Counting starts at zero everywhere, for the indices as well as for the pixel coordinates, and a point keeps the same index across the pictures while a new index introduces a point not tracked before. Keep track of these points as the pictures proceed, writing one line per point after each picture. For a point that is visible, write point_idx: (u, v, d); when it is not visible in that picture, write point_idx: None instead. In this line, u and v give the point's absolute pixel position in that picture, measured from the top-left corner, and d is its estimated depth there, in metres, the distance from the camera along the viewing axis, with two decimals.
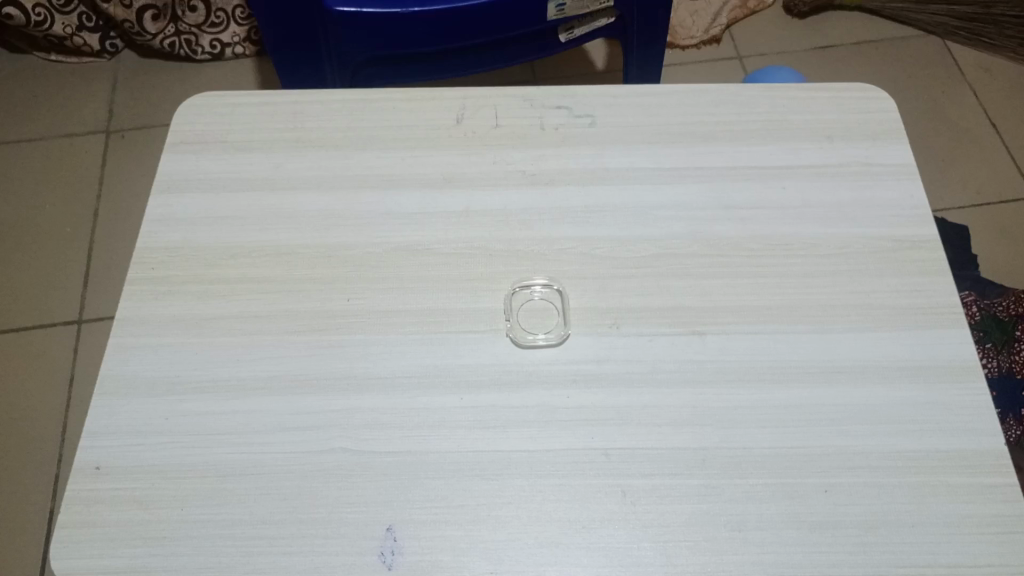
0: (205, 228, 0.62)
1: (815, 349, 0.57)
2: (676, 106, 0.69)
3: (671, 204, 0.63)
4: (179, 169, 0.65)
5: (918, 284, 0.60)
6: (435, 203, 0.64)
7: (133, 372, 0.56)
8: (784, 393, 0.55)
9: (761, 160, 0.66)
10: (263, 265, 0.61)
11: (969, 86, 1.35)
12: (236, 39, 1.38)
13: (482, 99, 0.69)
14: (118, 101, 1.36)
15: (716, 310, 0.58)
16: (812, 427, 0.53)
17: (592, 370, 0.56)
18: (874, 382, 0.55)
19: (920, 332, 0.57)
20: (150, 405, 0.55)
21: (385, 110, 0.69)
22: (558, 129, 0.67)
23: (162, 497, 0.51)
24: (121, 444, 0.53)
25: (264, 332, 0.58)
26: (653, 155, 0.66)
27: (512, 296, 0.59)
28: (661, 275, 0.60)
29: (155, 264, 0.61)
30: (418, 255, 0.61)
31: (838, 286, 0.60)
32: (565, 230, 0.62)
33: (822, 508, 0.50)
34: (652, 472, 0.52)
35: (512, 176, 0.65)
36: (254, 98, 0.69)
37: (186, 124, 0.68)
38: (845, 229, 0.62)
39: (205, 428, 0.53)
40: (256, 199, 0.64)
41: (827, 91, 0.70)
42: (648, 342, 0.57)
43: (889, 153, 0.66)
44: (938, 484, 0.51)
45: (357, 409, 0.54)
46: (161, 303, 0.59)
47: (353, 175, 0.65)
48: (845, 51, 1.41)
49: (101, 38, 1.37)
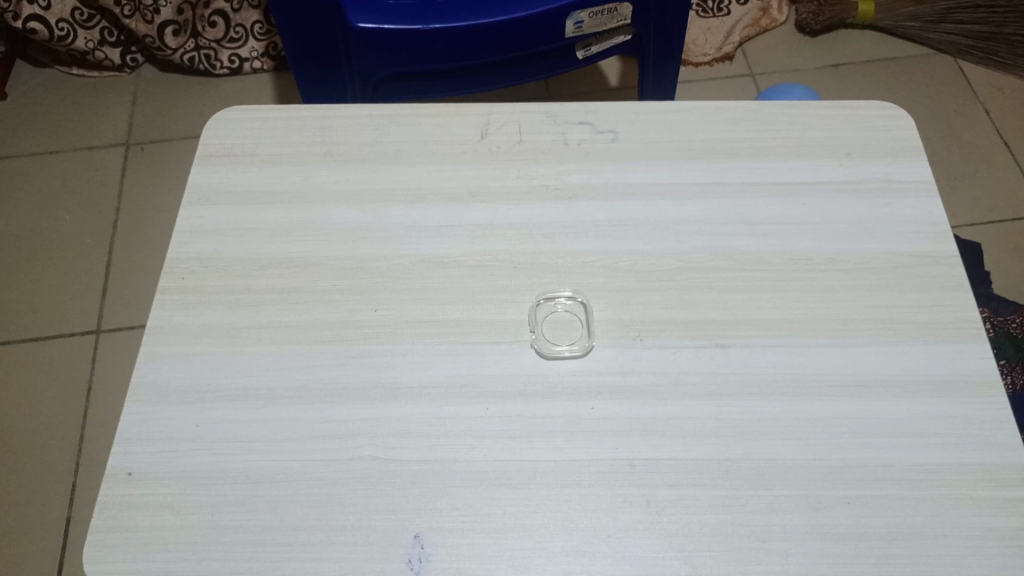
0: (234, 240, 0.64)
1: (837, 362, 0.57)
2: (697, 123, 0.70)
3: (692, 218, 0.64)
4: (208, 181, 0.67)
5: (937, 299, 0.60)
6: (460, 216, 0.65)
7: (164, 380, 0.57)
8: (807, 405, 0.55)
9: (781, 176, 0.66)
10: (291, 276, 0.62)
11: (982, 106, 1.36)
12: (255, 54, 1.40)
13: (505, 115, 0.70)
14: (138, 114, 1.38)
15: (739, 324, 0.59)
16: (834, 439, 0.54)
17: (617, 381, 0.56)
18: (895, 396, 0.56)
19: (942, 346, 0.58)
20: (181, 412, 0.56)
21: (410, 126, 0.70)
22: (580, 144, 0.68)
23: (193, 502, 0.52)
24: (153, 451, 0.54)
25: (294, 341, 0.59)
26: (674, 171, 0.67)
27: (537, 307, 0.60)
28: (683, 289, 0.61)
29: (184, 274, 0.62)
30: (443, 266, 0.62)
31: (859, 300, 0.60)
32: (588, 244, 0.63)
33: (845, 520, 0.51)
34: (677, 482, 0.52)
35: (536, 190, 0.66)
36: (282, 112, 0.71)
37: (216, 138, 0.69)
38: (866, 245, 0.63)
39: (236, 436, 0.55)
40: (285, 211, 0.65)
41: (846, 109, 0.71)
42: (671, 354, 0.57)
43: (909, 170, 0.67)
44: (961, 497, 0.52)
45: (385, 418, 0.55)
46: (192, 312, 0.60)
47: (380, 188, 0.66)
48: (856, 69, 1.42)
49: (122, 52, 1.39)
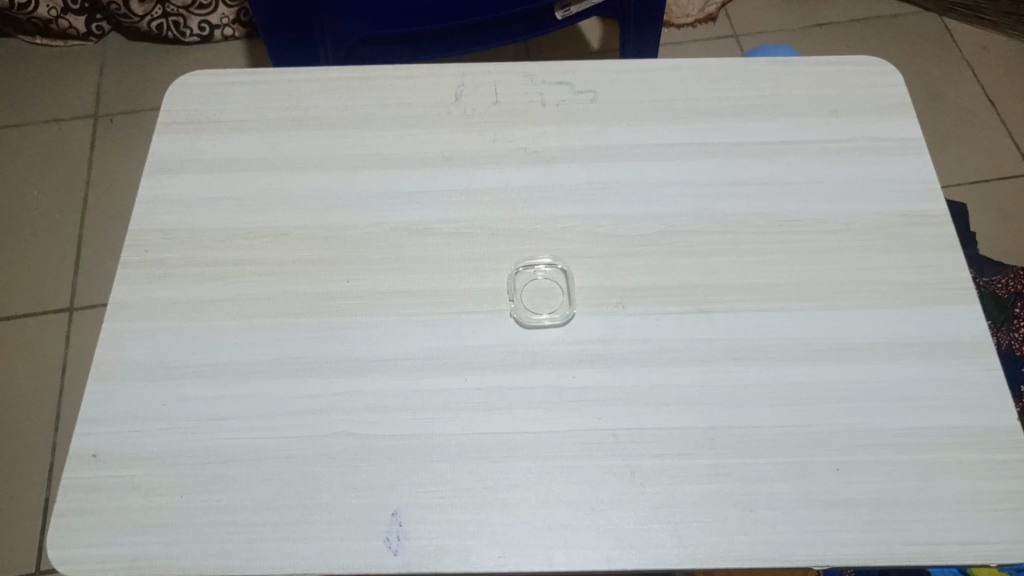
0: (199, 210, 0.61)
1: (824, 326, 0.56)
2: (679, 82, 0.67)
3: (675, 181, 0.62)
4: (172, 149, 0.64)
5: (926, 260, 0.59)
6: (435, 182, 0.62)
7: (131, 357, 0.55)
8: (794, 371, 0.54)
9: (765, 136, 0.64)
10: (259, 248, 0.59)
11: (967, 64, 1.34)
12: (225, 21, 1.35)
13: (480, 76, 0.68)
14: (106, 85, 1.33)
15: (724, 288, 0.57)
16: (821, 405, 0.53)
17: (599, 350, 0.55)
18: (884, 360, 0.54)
19: (930, 308, 0.57)
20: (149, 390, 0.54)
21: (381, 88, 0.67)
22: (559, 106, 0.66)
23: (163, 483, 0.50)
24: (119, 431, 0.52)
25: (265, 314, 0.56)
26: (657, 132, 0.64)
27: (516, 276, 0.58)
28: (667, 253, 0.59)
29: (149, 248, 0.59)
30: (418, 235, 0.60)
31: (846, 263, 0.59)
32: (568, 209, 0.61)
33: (833, 487, 0.50)
34: (661, 453, 0.51)
35: (512, 154, 0.63)
36: (249, 76, 0.68)
37: (180, 104, 0.66)
38: (854, 205, 0.61)
39: (205, 413, 0.53)
40: (253, 180, 0.62)
41: (832, 65, 0.68)
42: (654, 321, 0.56)
43: (896, 128, 0.65)
44: (950, 461, 0.51)
45: (361, 392, 0.53)
46: (157, 287, 0.58)
47: (352, 154, 0.64)
48: (841, 29, 1.39)
49: (87, 20, 1.34)
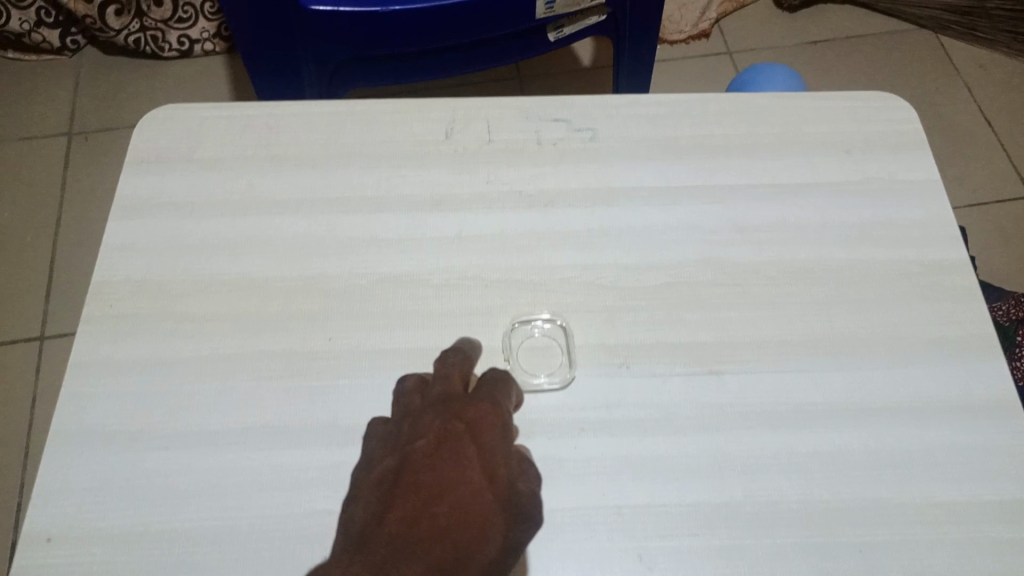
0: (169, 258, 0.56)
1: (844, 388, 0.52)
2: (682, 117, 0.63)
3: (681, 226, 0.58)
4: (140, 190, 0.59)
5: (949, 312, 0.55)
6: (424, 227, 0.58)
7: (90, 424, 0.50)
8: (812, 437, 0.50)
9: (775, 177, 0.60)
10: (234, 300, 0.55)
11: (965, 83, 1.31)
12: (206, 35, 1.30)
13: (472, 110, 0.63)
14: (82, 101, 1.28)
15: (735, 345, 0.53)
16: (843, 476, 0.49)
17: (602, 416, 0.51)
18: (908, 425, 0.51)
19: (955, 367, 0.53)
20: (110, 462, 0.49)
21: (366, 124, 0.63)
22: (557, 143, 0.62)
23: (125, 568, 0.46)
24: (77, 508, 0.47)
25: (239, 375, 0.52)
26: (660, 173, 0.61)
27: (512, 332, 0.54)
28: (673, 306, 0.55)
29: (113, 300, 0.55)
30: (407, 285, 0.56)
31: (865, 316, 0.55)
32: (567, 257, 0.57)
33: (856, 569, 0.46)
34: (670, 531, 0.47)
35: (507, 196, 0.59)
36: (224, 109, 0.63)
37: (149, 140, 0.62)
38: (871, 253, 0.57)
39: (172, 488, 0.48)
40: (227, 225, 0.58)
41: (845, 100, 0.64)
42: (661, 384, 0.52)
43: (913, 168, 0.61)
44: (981, 538, 0.47)
45: (344, 464, 0.49)
46: (122, 343, 0.53)
47: (334, 196, 0.59)
48: (838, 46, 1.36)
49: (61, 34, 1.29)
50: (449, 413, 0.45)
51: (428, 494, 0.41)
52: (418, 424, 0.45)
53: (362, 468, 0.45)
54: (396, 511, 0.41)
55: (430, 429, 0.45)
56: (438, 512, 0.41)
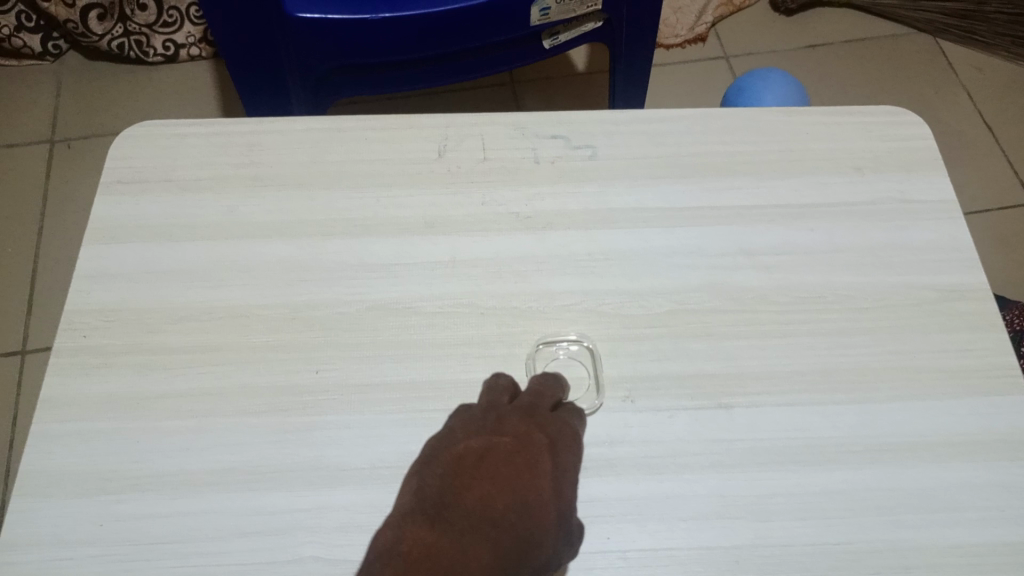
0: (144, 287, 0.53)
1: (858, 424, 0.49)
2: (685, 135, 0.61)
3: (685, 250, 0.56)
4: (114, 214, 0.56)
5: (966, 341, 0.53)
6: (415, 251, 0.55)
7: (59, 467, 0.47)
8: (825, 476, 0.47)
9: (783, 198, 0.58)
10: (213, 332, 0.52)
11: (965, 88, 1.28)
12: (191, 40, 1.24)
13: (465, 127, 0.61)
14: (64, 106, 1.22)
15: (743, 377, 0.51)
16: (859, 518, 0.46)
17: (605, 454, 0.48)
18: (926, 462, 0.48)
19: (974, 400, 0.50)
20: (80, 508, 0.46)
21: (355, 141, 0.60)
22: (555, 162, 0.59)
23: None
24: (44, 559, 0.44)
25: (218, 413, 0.49)
26: (663, 193, 0.58)
27: (535, 356, 0.51)
28: (678, 336, 0.52)
29: (85, 331, 0.52)
30: (398, 315, 0.53)
31: (878, 345, 0.52)
32: (567, 283, 0.54)
33: None
34: None
35: (502, 219, 0.56)
36: (205, 126, 0.60)
37: (125, 160, 0.58)
38: (883, 278, 0.55)
39: (145, 536, 0.45)
40: (207, 250, 0.55)
41: (854, 115, 0.62)
42: (667, 420, 0.49)
43: (926, 188, 0.59)
44: None
45: (330, 508, 0.46)
46: (93, 380, 0.50)
47: (320, 219, 0.56)
48: (837, 50, 1.33)
49: (42, 39, 1.22)
50: (532, 421, 0.44)
51: (506, 485, 0.39)
52: (502, 423, 0.43)
53: (435, 443, 0.43)
54: (476, 490, 0.38)
55: (514, 426, 0.43)
56: (507, 505, 0.38)
